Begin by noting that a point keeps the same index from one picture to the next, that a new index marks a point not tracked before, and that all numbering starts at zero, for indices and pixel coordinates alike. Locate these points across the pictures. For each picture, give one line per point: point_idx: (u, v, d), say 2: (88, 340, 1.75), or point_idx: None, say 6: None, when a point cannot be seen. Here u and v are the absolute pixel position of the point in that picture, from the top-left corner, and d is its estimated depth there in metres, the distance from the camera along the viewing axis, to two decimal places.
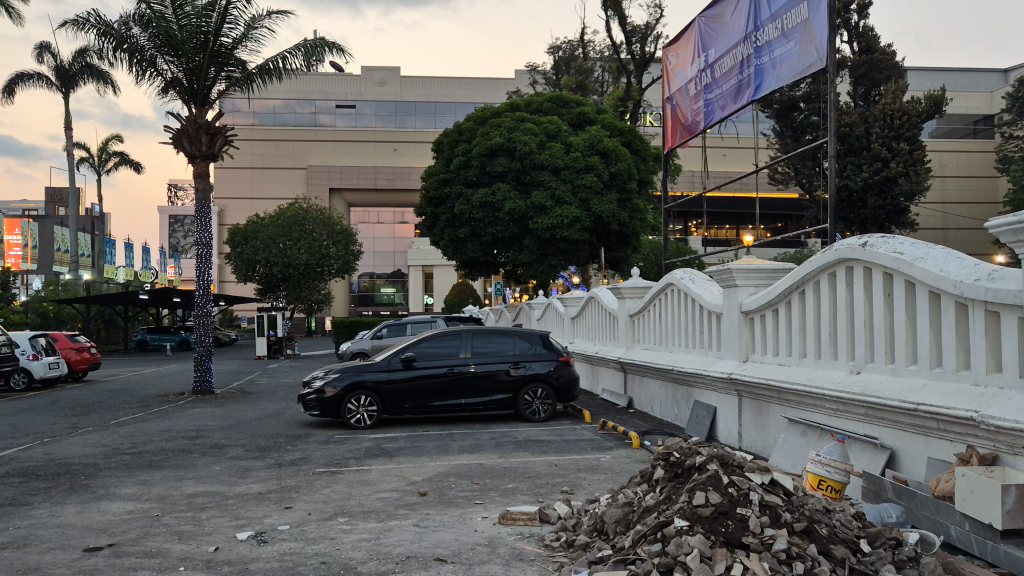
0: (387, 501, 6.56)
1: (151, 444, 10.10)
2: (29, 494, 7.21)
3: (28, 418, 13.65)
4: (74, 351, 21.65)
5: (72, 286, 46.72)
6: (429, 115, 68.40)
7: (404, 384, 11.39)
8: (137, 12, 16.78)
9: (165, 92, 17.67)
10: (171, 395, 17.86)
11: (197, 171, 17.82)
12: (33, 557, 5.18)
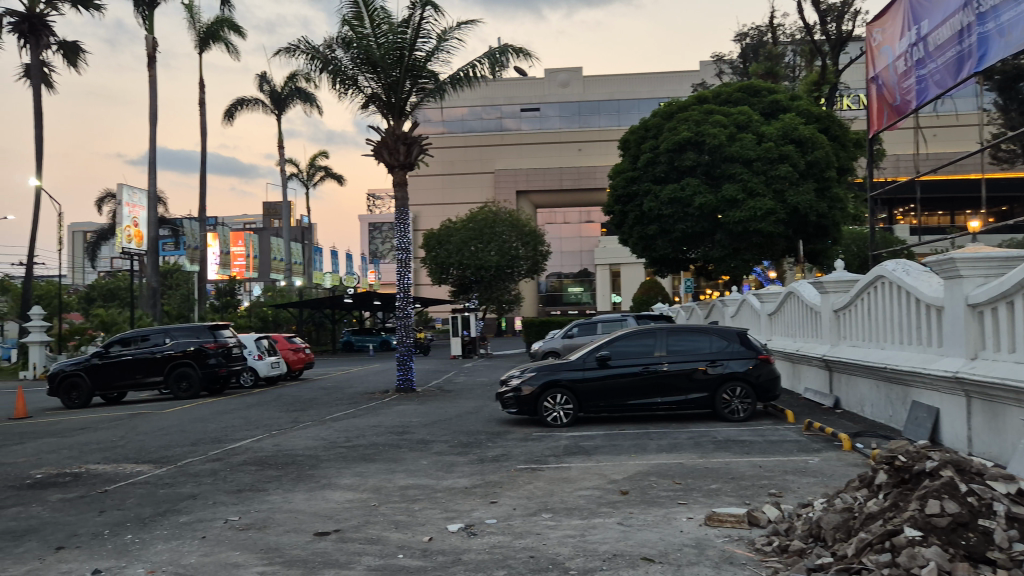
0: (590, 498, 6.60)
1: (364, 438, 10.78)
2: (263, 481, 7.91)
3: (257, 412, 15.01)
4: (292, 351, 23.53)
5: (287, 292, 50.82)
6: (613, 113, 68.30)
7: (600, 383, 11.41)
8: (340, 35, 18.02)
9: (366, 107, 18.71)
10: (377, 392, 18.93)
11: (396, 180, 18.74)
12: (272, 538, 5.68)
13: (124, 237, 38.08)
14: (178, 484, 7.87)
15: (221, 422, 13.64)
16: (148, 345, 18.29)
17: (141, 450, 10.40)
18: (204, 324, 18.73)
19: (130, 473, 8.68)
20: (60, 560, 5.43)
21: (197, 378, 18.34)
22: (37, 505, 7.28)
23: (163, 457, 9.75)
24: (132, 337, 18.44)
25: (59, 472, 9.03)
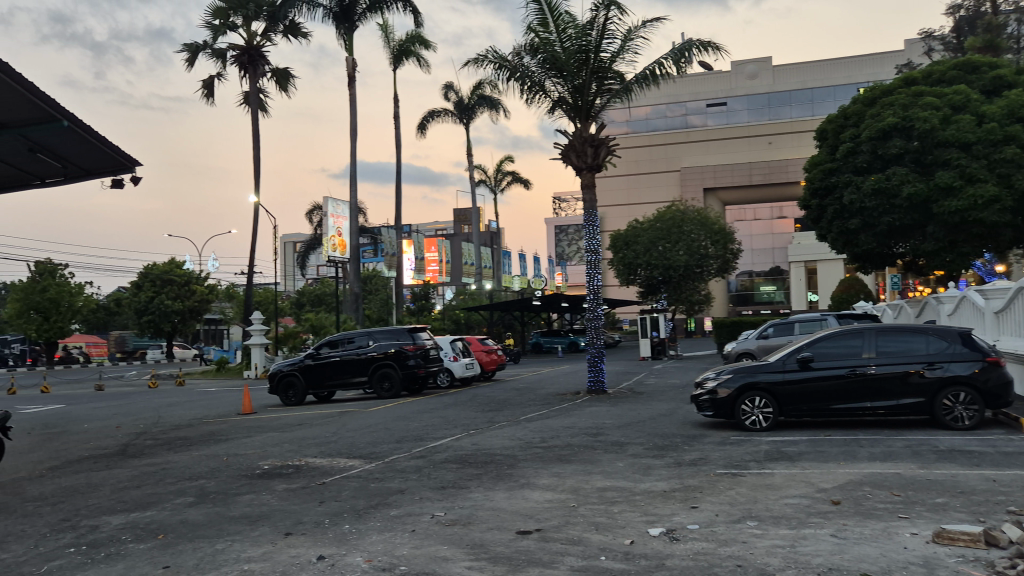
0: (797, 507, 6.27)
1: (559, 439, 10.88)
2: (465, 478, 8.19)
3: (455, 412, 15.57)
4: (484, 353, 24.22)
5: (478, 295, 52.45)
6: (806, 103, 65.11)
7: (802, 386, 10.85)
8: (527, 42, 18.38)
9: (553, 111, 18.96)
10: (568, 394, 19.09)
11: (584, 182, 18.85)
12: (478, 535, 5.85)
13: (330, 246, 40.92)
14: (386, 479, 8.31)
15: (422, 420, 14.29)
16: (353, 347, 19.50)
17: (352, 445, 11.08)
18: (403, 327, 19.67)
19: (343, 467, 9.26)
20: (288, 545, 5.88)
21: (398, 379, 19.29)
22: (266, 493, 7.94)
23: (372, 452, 10.32)
24: (340, 340, 19.73)
25: (282, 464, 9.80)
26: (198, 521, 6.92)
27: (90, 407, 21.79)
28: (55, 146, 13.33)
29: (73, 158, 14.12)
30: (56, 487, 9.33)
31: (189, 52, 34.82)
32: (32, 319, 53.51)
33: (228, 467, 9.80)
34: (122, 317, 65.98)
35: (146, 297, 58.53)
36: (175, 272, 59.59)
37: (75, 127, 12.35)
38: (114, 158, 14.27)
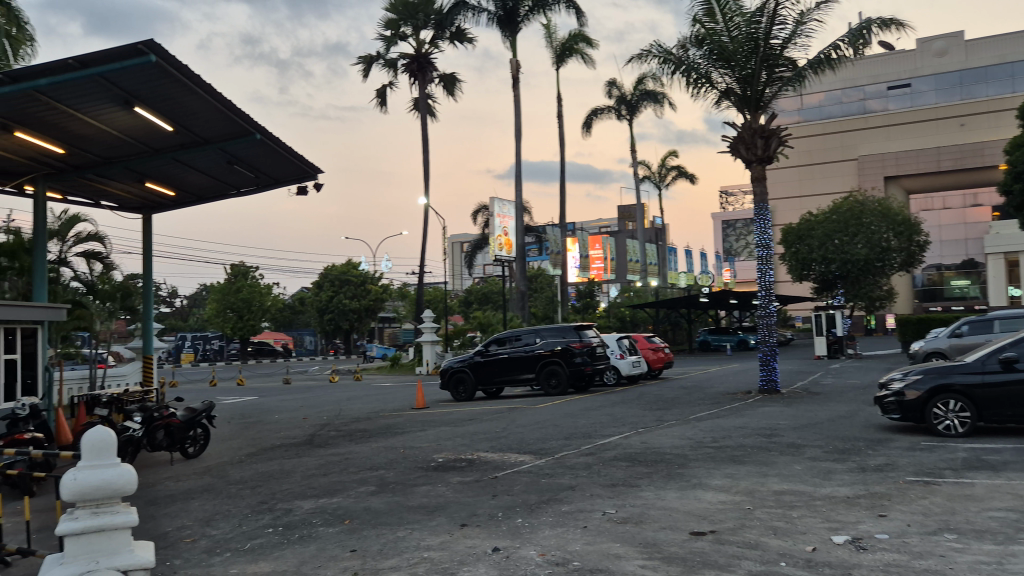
0: (1003, 522, 5.77)
1: (731, 440, 10.58)
2: (636, 477, 8.13)
3: (623, 410, 15.49)
4: (652, 351, 23.95)
5: (643, 292, 51.89)
6: (1005, 79, 59.43)
7: (1005, 389, 9.94)
8: (692, 33, 17.96)
9: (720, 104, 18.45)
10: (740, 393, 18.50)
11: (755, 175, 18.23)
12: (650, 534, 5.80)
13: (496, 246, 41.86)
14: (557, 475, 8.39)
15: (590, 417, 14.31)
16: (521, 345, 19.84)
17: (522, 441, 11.27)
18: (570, 325, 19.77)
19: (514, 462, 9.45)
20: (465, 536, 6.07)
21: (564, 376, 19.41)
22: (442, 485, 8.23)
23: (542, 449, 10.46)
24: (507, 337, 20.13)
25: (456, 457, 10.13)
26: (380, 509, 7.28)
27: (281, 400, 23.41)
28: (249, 158, 14.49)
29: (264, 168, 15.28)
30: (254, 472, 10.12)
31: (364, 63, 36.67)
32: (228, 317, 58.37)
33: (406, 459, 10.24)
34: (306, 315, 70.54)
35: (326, 296, 62.26)
36: (352, 272, 62.93)
37: (267, 140, 13.36)
38: (300, 167, 15.31)
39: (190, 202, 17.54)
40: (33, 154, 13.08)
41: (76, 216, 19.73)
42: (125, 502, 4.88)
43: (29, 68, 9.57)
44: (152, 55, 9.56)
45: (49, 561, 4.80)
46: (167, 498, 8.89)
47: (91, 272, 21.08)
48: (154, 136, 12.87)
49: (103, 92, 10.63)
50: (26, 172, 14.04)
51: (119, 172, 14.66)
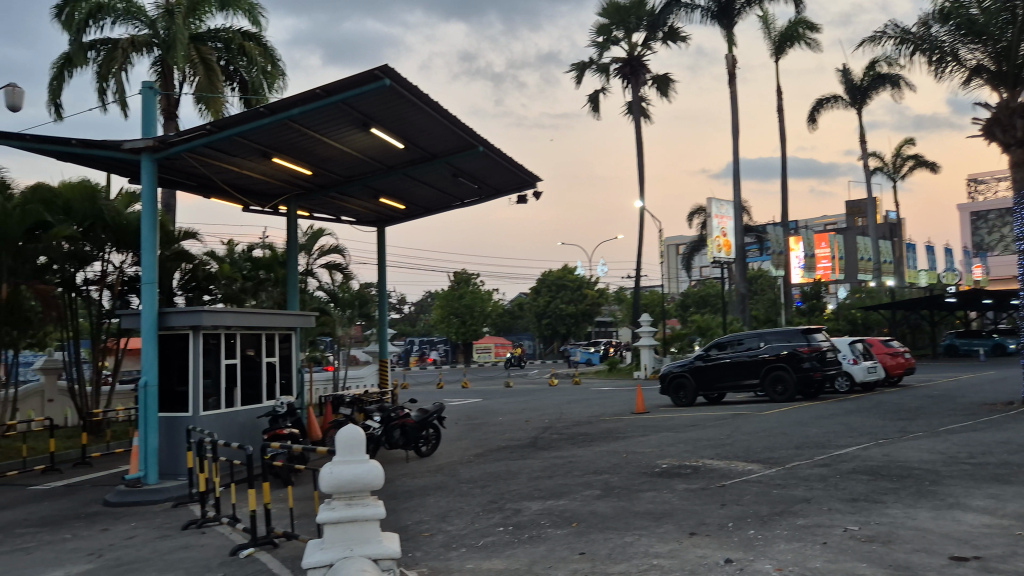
0: None
1: (991, 456, 9.54)
2: (880, 492, 7.55)
3: (860, 419, 14.47)
4: (890, 356, 22.18)
5: (878, 293, 48.27)
6: None
7: None
8: (935, 9, 16.48)
9: (969, 83, 16.79)
10: (999, 404, 16.64)
11: (1013, 159, 16.40)
12: (902, 555, 5.37)
13: (714, 247, 40.81)
14: (790, 487, 8.00)
15: (822, 426, 13.50)
16: (744, 349, 19.11)
17: (749, 449, 10.85)
18: (797, 328, 18.72)
19: (743, 470, 9.11)
20: (695, 545, 5.94)
21: (792, 382, 18.48)
22: (668, 492, 8.12)
23: (772, 458, 10.01)
24: (728, 341, 19.48)
25: (680, 464, 9.95)
26: (607, 513, 7.31)
27: (504, 402, 24.19)
28: (472, 170, 15.15)
29: (486, 179, 15.91)
30: (482, 472, 10.53)
31: (577, 70, 37.08)
32: (452, 322, 61.29)
33: (629, 464, 10.20)
34: (524, 320, 72.48)
35: (544, 301, 63.66)
36: (568, 277, 63.73)
37: (489, 151, 13.90)
38: (520, 177, 15.78)
39: (419, 214, 18.64)
40: (286, 176, 14.49)
41: (320, 231, 21.61)
42: (373, 496, 5.24)
43: (284, 100, 10.62)
44: (387, 79, 10.25)
45: (311, 545, 5.28)
46: (405, 493, 9.49)
47: (332, 283, 22.91)
48: (388, 155, 13.81)
49: (345, 115, 11.55)
50: (281, 193, 15.58)
51: (357, 189, 15.88)
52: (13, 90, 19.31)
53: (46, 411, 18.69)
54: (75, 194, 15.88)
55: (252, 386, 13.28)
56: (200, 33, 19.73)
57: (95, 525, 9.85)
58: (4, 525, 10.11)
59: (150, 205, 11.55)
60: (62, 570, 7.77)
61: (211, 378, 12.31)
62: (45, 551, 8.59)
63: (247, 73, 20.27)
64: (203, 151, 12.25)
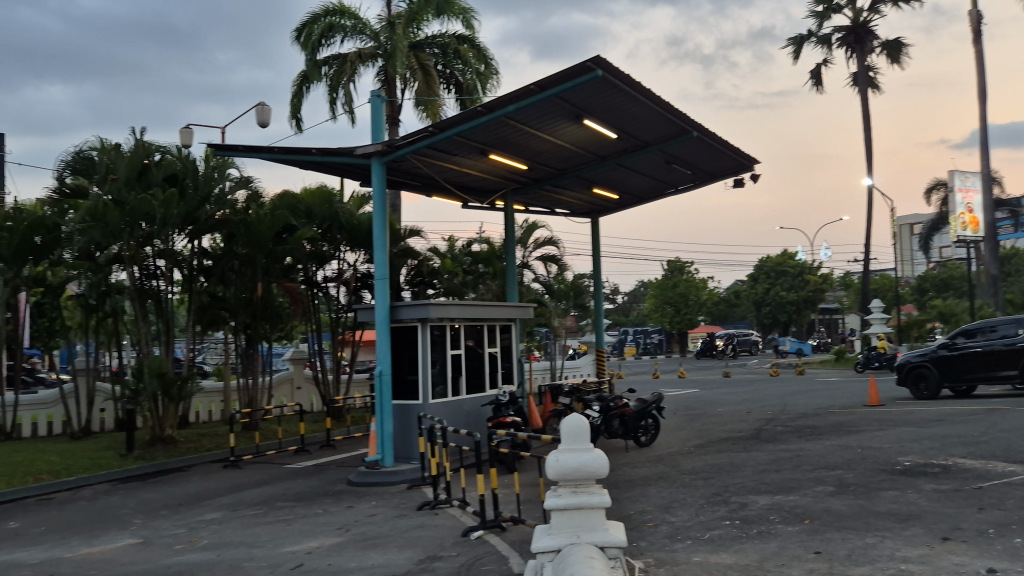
0: None
1: None
2: None
3: None
4: None
5: None
6: None
7: None
8: None
9: None
10: None
11: None
12: None
13: (957, 225, 37.16)
14: None
15: None
16: (999, 337, 17.27)
17: (1009, 449, 9.76)
18: None
19: (1002, 472, 8.23)
20: (949, 551, 5.45)
21: None
22: (913, 492, 7.51)
23: None
24: (978, 329, 17.68)
25: (926, 462, 9.15)
26: (844, 512, 6.88)
27: (724, 393, 23.49)
28: (686, 156, 14.83)
29: (701, 164, 15.51)
30: (705, 464, 10.29)
31: (795, 44, 35.13)
32: (667, 312, 60.43)
33: (866, 460, 9.53)
34: (741, 308, 70.00)
35: (762, 289, 61.16)
36: (788, 263, 60.77)
37: (704, 135, 13.50)
38: (738, 160, 15.21)
39: (632, 204, 18.53)
40: (503, 172, 14.95)
41: (534, 224, 22.10)
42: (599, 484, 5.26)
43: (500, 97, 10.93)
44: (600, 70, 10.25)
45: (539, 532, 5.40)
46: (627, 482, 9.50)
47: (547, 275, 23.41)
48: (601, 145, 13.84)
49: (559, 109, 11.71)
50: (497, 188, 16.10)
51: (571, 181, 16.06)
52: (261, 108, 21.46)
53: (297, 397, 20.59)
54: (315, 199, 17.39)
55: (476, 376, 13.85)
56: (418, 41, 20.84)
57: (341, 502, 10.74)
58: (266, 499, 11.29)
59: (380, 205, 12.35)
60: (316, 541, 8.56)
61: (438, 368, 12.98)
62: (301, 524, 9.50)
63: (463, 75, 21.06)
64: (426, 152, 12.93)
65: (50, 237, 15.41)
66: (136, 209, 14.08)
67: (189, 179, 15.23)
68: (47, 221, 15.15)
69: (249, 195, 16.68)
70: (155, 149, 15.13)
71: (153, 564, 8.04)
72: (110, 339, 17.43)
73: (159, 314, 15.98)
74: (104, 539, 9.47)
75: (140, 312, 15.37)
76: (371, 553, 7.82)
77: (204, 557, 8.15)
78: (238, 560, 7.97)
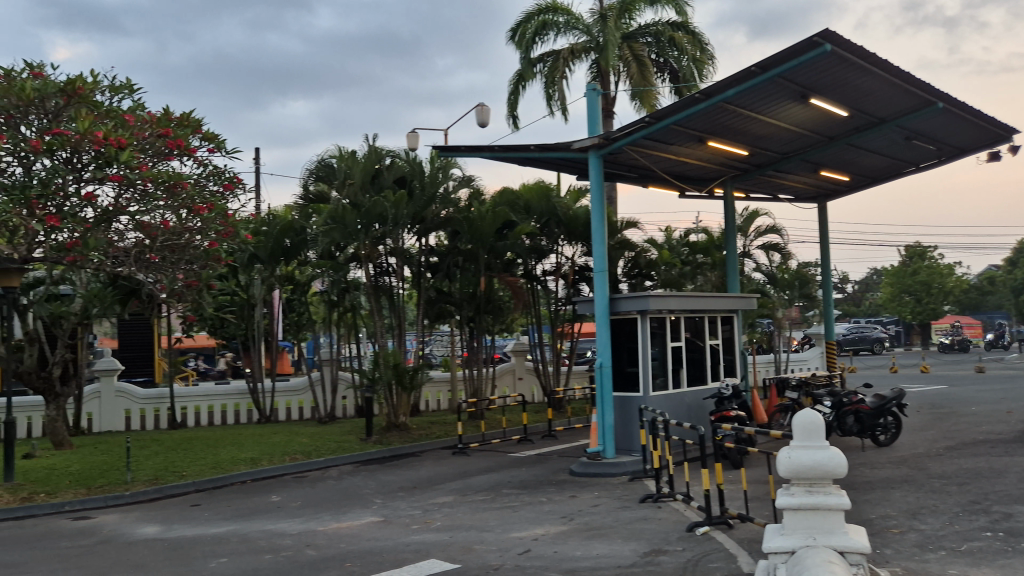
0: None
1: None
2: None
3: None
4: None
5: None
6: None
7: None
8: None
9: None
10: None
11: None
12: None
13: None
14: None
15: None
16: None
17: None
18: None
19: None
20: None
21: None
22: None
23: None
24: None
25: None
26: None
27: (977, 390, 21.32)
28: (929, 130, 13.60)
29: (947, 139, 14.15)
30: (958, 468, 9.39)
31: None
32: (905, 301, 55.68)
33: None
34: (997, 296, 63.14)
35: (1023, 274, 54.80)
36: None
37: (950, 106, 12.31)
38: (991, 131, 13.71)
39: (866, 185, 17.30)
40: (722, 159, 14.52)
41: (756, 211, 21.25)
42: (837, 485, 4.94)
43: (719, 82, 10.59)
44: (828, 45, 9.62)
45: (771, 530, 5.18)
46: (866, 485, 8.89)
47: (771, 264, 22.43)
48: (830, 125, 13.03)
49: (783, 90, 11.16)
50: (716, 176, 15.64)
51: (796, 165, 15.26)
52: (481, 108, 22.33)
53: (518, 388, 21.29)
54: (533, 194, 17.83)
55: (697, 369, 13.56)
56: (632, 31, 20.71)
57: (565, 491, 10.94)
58: (493, 485, 11.75)
59: (597, 198, 12.41)
60: (542, 528, 8.78)
61: (659, 361, 12.86)
62: (528, 511, 9.78)
63: (678, 63, 20.67)
64: (642, 143, 12.85)
65: (297, 239, 16.88)
66: (372, 211, 15.14)
67: (417, 181, 16.09)
68: (294, 224, 16.64)
69: (471, 193, 17.35)
70: (386, 153, 16.11)
71: (394, 541, 8.63)
72: (350, 332, 18.90)
73: (393, 308, 17.10)
74: (351, 515, 10.30)
75: (375, 307, 16.55)
76: (595, 543, 7.90)
77: (440, 538, 8.63)
78: (470, 542, 8.35)
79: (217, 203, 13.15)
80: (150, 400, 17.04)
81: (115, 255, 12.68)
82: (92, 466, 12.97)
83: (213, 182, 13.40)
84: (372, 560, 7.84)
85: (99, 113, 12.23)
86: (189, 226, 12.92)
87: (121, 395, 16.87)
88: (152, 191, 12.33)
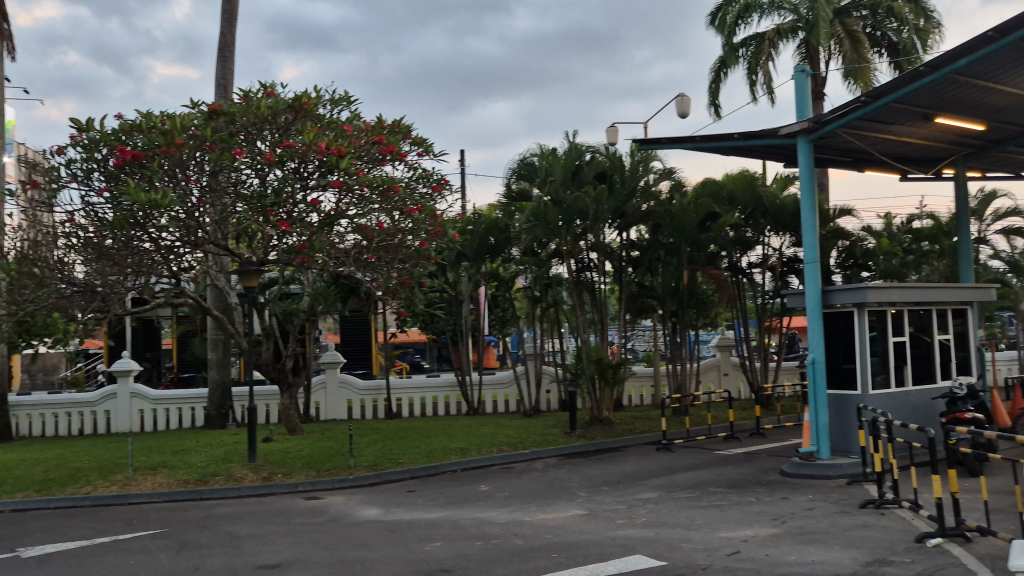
0: None
1: None
2: None
3: None
4: None
5: None
6: None
7: None
8: None
9: None
10: None
11: None
12: None
13: None
14: None
15: None
16: None
17: None
18: None
19: None
20: None
21: None
22: None
23: None
24: None
25: None
26: None
27: None
28: None
29: None
30: None
31: None
32: None
33: None
34: None
35: None
36: None
37: None
38: None
39: None
40: (951, 136, 13.24)
41: (992, 193, 19.22)
42: None
43: (948, 53, 9.64)
44: None
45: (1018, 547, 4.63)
46: None
47: (1012, 250, 20.22)
48: None
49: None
50: (945, 156, 14.28)
51: None
52: (680, 99, 21.87)
53: (725, 383, 20.63)
54: (737, 184, 17.16)
55: (924, 366, 12.46)
56: (843, 5, 19.26)
57: (776, 492, 10.44)
58: (699, 483, 11.45)
59: (807, 186, 11.73)
60: (752, 530, 8.42)
61: (879, 357, 11.95)
62: (736, 511, 9.43)
63: (898, 34, 19.18)
64: (859, 124, 11.98)
65: (502, 237, 17.31)
66: (573, 207, 15.27)
67: (618, 175, 15.93)
68: (497, 222, 17.07)
69: (672, 184, 17.02)
70: (586, 149, 16.12)
71: (598, 535, 8.62)
72: (553, 326, 19.16)
73: (595, 303, 17.08)
74: (556, 507, 10.43)
75: (578, 302, 16.66)
76: (812, 549, 7.46)
77: (645, 534, 8.51)
78: (676, 540, 8.17)
79: (427, 204, 13.94)
80: (370, 390, 18.27)
81: (337, 255, 13.48)
82: (321, 451, 14.05)
83: (422, 185, 14.13)
84: (577, 552, 7.87)
85: (322, 125, 13.22)
86: (402, 227, 13.64)
87: (344, 386, 18.21)
88: (369, 195, 13.32)
